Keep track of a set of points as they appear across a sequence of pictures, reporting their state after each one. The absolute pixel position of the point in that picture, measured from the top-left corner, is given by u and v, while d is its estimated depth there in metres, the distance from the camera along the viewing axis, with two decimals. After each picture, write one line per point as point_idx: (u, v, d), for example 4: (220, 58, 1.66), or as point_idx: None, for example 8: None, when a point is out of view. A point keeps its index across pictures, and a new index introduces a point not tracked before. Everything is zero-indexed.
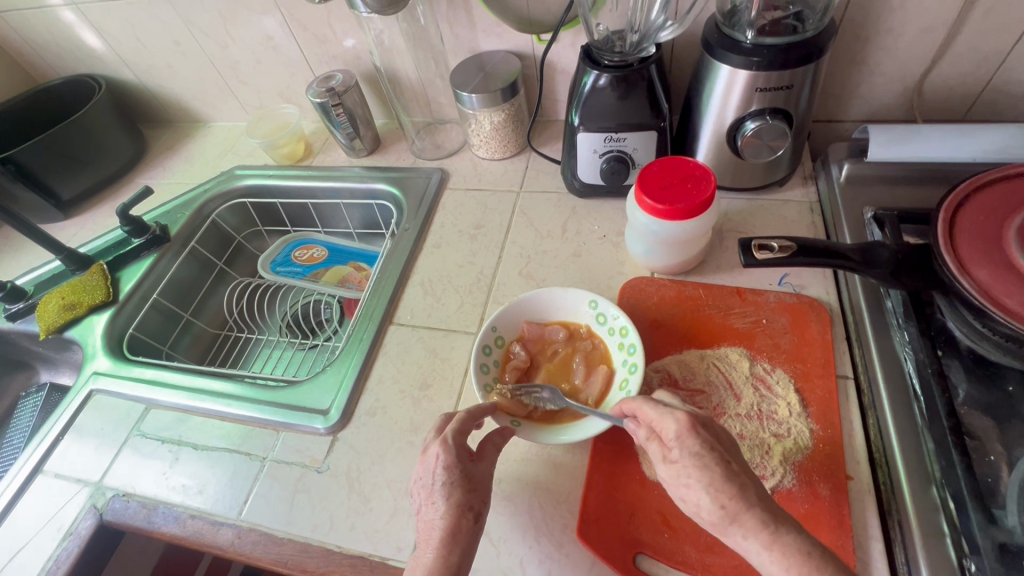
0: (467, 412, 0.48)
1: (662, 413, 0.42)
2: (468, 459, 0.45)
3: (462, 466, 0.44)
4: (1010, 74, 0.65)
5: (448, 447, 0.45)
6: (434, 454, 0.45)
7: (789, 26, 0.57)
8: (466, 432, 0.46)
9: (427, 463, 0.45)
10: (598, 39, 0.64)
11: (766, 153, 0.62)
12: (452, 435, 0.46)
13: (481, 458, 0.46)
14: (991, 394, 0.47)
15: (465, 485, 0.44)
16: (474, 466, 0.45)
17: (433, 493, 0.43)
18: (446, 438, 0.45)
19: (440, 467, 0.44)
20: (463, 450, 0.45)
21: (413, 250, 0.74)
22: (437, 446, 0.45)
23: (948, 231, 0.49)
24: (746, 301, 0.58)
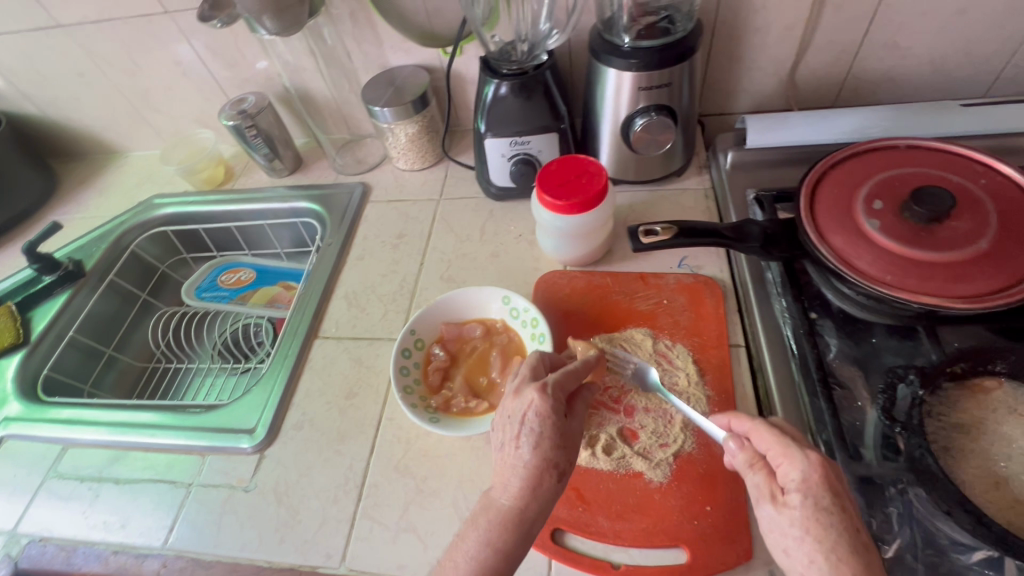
0: (574, 368, 0.45)
1: (789, 448, 0.38)
2: (563, 414, 0.43)
3: (554, 423, 0.41)
4: (864, 63, 0.72)
5: (546, 395, 0.42)
6: (529, 400, 0.42)
7: (662, 28, 0.63)
8: (565, 387, 0.44)
9: (520, 403, 0.42)
10: (494, 50, 0.67)
11: (657, 147, 0.67)
12: (552, 385, 0.43)
13: (572, 416, 0.44)
14: (858, 347, 0.52)
15: (554, 441, 0.41)
16: (566, 424, 0.43)
17: (520, 438, 0.41)
18: (545, 385, 0.43)
19: (532, 414, 0.41)
20: (560, 404, 0.43)
21: (337, 263, 0.75)
22: (534, 392, 0.42)
23: (810, 206, 0.54)
24: (649, 285, 0.63)
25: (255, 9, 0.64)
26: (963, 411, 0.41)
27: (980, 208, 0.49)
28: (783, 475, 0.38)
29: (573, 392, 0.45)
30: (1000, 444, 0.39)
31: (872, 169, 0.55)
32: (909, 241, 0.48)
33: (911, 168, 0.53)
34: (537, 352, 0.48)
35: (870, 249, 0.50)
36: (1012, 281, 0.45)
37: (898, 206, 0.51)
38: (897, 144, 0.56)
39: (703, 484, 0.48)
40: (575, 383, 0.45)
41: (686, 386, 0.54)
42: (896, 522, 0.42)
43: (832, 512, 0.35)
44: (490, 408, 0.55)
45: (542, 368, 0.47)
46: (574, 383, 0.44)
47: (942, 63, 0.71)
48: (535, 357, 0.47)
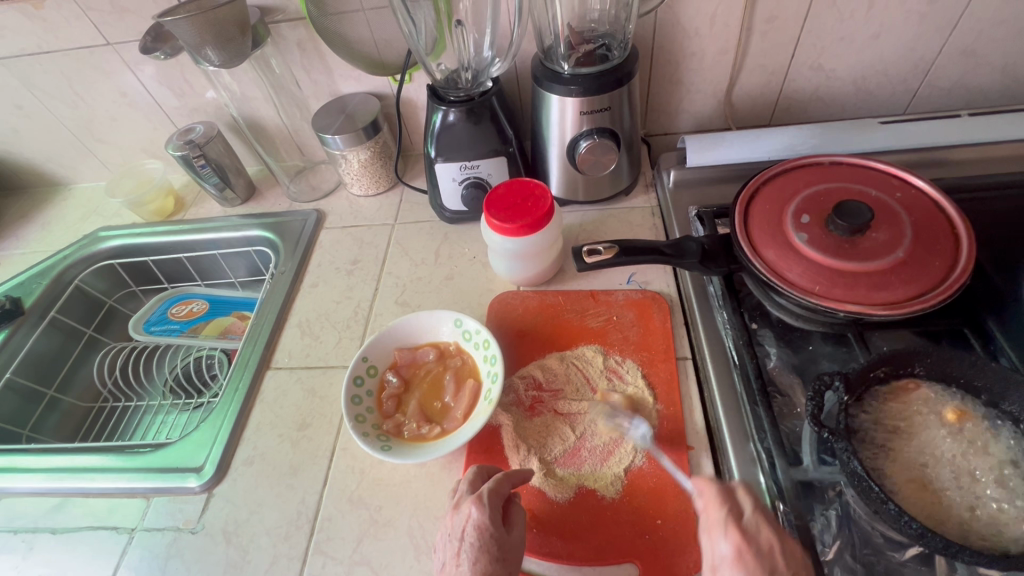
0: (507, 474, 0.47)
1: (719, 522, 0.41)
2: (502, 525, 0.44)
3: (492, 535, 0.43)
4: (794, 84, 0.77)
5: (481, 506, 0.44)
6: (468, 513, 0.44)
7: (600, 55, 0.66)
8: (501, 493, 0.45)
9: (459, 519, 0.45)
10: (439, 78, 0.69)
11: (603, 168, 0.69)
12: (487, 494, 0.45)
13: (513, 524, 0.45)
14: (796, 355, 0.54)
15: (493, 554, 0.42)
16: (506, 534, 0.44)
17: (460, 554, 0.43)
18: (480, 496, 0.45)
19: (469, 529, 0.44)
20: (499, 515, 0.44)
21: (290, 292, 0.74)
22: (472, 504, 0.45)
23: (743, 222, 0.57)
24: (599, 302, 0.64)
25: (197, 41, 0.64)
26: (888, 413, 0.44)
27: (895, 219, 0.52)
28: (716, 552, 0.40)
29: (511, 502, 0.47)
30: (922, 443, 0.42)
31: (799, 186, 0.58)
32: (834, 253, 0.51)
33: (833, 183, 0.57)
34: (476, 465, 0.49)
35: (800, 261, 0.52)
36: (927, 287, 0.49)
37: (823, 219, 0.54)
38: (821, 161, 0.60)
39: (654, 497, 0.49)
40: (510, 489, 0.46)
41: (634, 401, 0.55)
42: (836, 524, 0.44)
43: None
44: (444, 432, 0.54)
45: (482, 479, 0.48)
46: (509, 488, 0.46)
47: (864, 83, 0.76)
48: (474, 470, 0.49)
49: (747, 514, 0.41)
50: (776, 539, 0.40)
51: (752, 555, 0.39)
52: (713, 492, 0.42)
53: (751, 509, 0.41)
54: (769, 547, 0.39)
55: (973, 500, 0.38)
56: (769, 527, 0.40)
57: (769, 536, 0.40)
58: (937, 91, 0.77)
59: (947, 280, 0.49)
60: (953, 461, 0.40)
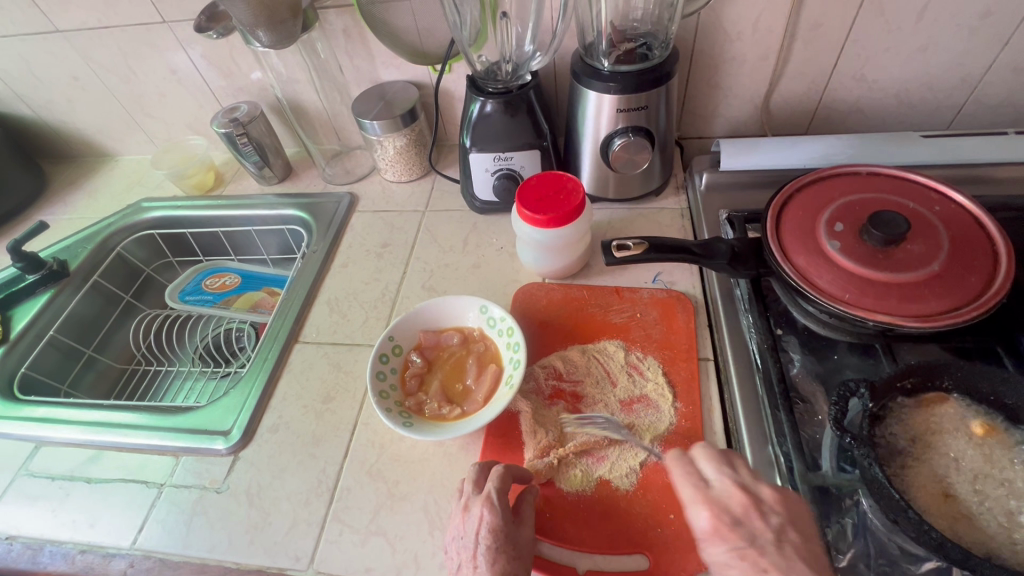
0: (508, 470, 0.48)
1: (691, 499, 0.43)
2: (512, 523, 0.45)
3: (506, 534, 0.44)
4: (834, 93, 0.76)
5: (492, 507, 0.45)
6: (479, 515, 0.45)
7: (640, 54, 0.66)
8: (507, 491, 0.47)
9: (471, 522, 0.45)
10: (480, 70, 0.70)
11: (635, 166, 0.70)
12: (495, 493, 0.46)
13: (523, 520, 0.46)
14: (821, 363, 0.54)
15: (510, 552, 0.44)
16: (517, 531, 0.45)
17: (476, 557, 0.43)
18: (489, 496, 0.46)
19: (483, 530, 0.44)
20: (507, 512, 0.45)
21: (320, 270, 0.77)
22: (482, 506, 0.45)
23: (775, 227, 0.57)
24: (623, 299, 0.65)
25: (250, 22, 0.67)
26: (913, 425, 0.43)
27: (932, 231, 0.52)
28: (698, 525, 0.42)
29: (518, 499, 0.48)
30: (948, 457, 0.41)
31: (834, 194, 0.58)
32: (866, 262, 0.51)
33: (870, 194, 0.56)
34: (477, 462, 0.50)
35: (830, 268, 0.52)
36: (960, 302, 0.48)
37: (857, 228, 0.53)
38: (859, 171, 0.60)
39: (669, 492, 0.49)
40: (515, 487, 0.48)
41: (651, 397, 0.56)
42: (851, 532, 0.44)
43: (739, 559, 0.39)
44: (464, 414, 0.55)
45: (484, 476, 0.49)
46: (512, 484, 0.47)
47: (907, 95, 0.75)
48: (477, 468, 0.49)
49: (715, 482, 0.43)
50: (749, 501, 0.41)
51: (727, 525, 0.41)
52: (676, 463, 0.46)
53: (717, 475, 0.44)
54: (741, 512, 0.41)
55: (997, 516, 0.38)
56: (747, 491, 0.42)
57: (740, 500, 0.42)
58: (984, 108, 0.75)
59: (982, 296, 0.48)
60: (980, 478, 0.40)
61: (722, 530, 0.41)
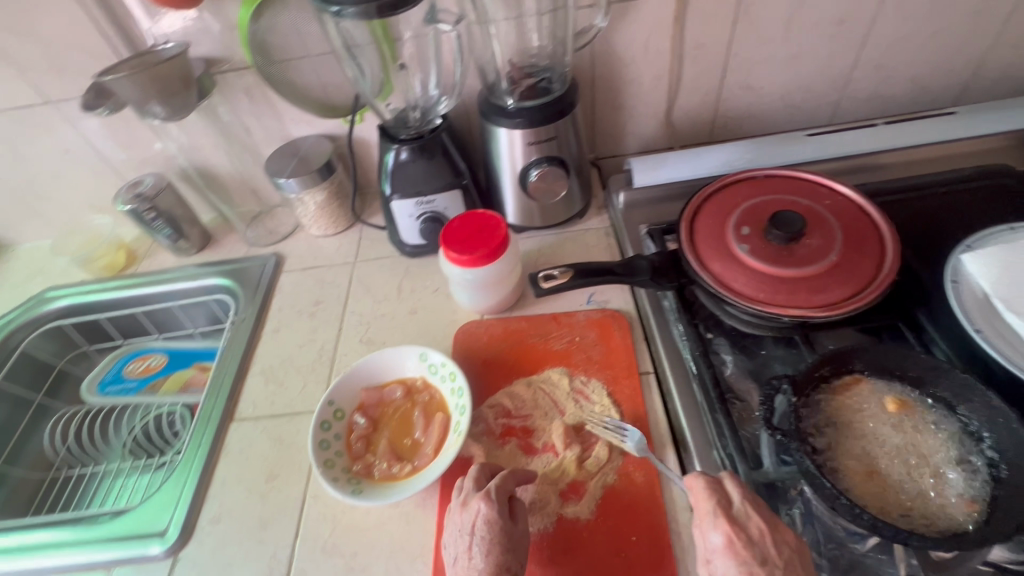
0: (512, 471, 0.49)
1: (708, 514, 0.42)
2: (509, 518, 0.46)
3: (501, 527, 0.45)
4: (727, 103, 0.82)
5: (489, 501, 0.46)
6: (476, 509, 0.46)
7: (542, 88, 0.68)
8: (507, 490, 0.48)
9: (467, 515, 0.46)
10: (389, 118, 0.70)
11: (553, 194, 0.72)
12: (494, 490, 0.47)
13: (519, 518, 0.47)
14: (751, 360, 0.57)
15: (504, 545, 0.44)
16: (514, 527, 0.46)
17: (472, 548, 0.45)
18: (489, 492, 0.47)
19: (480, 523, 0.45)
20: (506, 509, 0.46)
21: (251, 338, 0.73)
22: (480, 500, 0.46)
23: (689, 238, 0.60)
24: (561, 325, 0.66)
25: (140, 95, 0.65)
26: (837, 412, 0.45)
27: (826, 224, 0.56)
28: (708, 544, 0.41)
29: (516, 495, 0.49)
30: (871, 437, 0.44)
31: (737, 200, 0.61)
32: (774, 262, 0.54)
33: (769, 196, 0.60)
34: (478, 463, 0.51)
35: (743, 272, 0.55)
36: (860, 287, 0.52)
37: (761, 230, 0.57)
38: (756, 175, 0.64)
39: (628, 513, 0.50)
40: (515, 485, 0.49)
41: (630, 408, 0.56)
42: (799, 522, 0.46)
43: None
44: (415, 470, 0.54)
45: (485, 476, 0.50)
46: (514, 484, 0.48)
47: (790, 98, 0.82)
48: (477, 468, 0.50)
49: (736, 503, 0.42)
50: (767, 526, 0.41)
51: (741, 543, 0.40)
52: (703, 480, 0.44)
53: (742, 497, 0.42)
54: (759, 534, 0.40)
55: (919, 489, 0.40)
56: (759, 515, 0.41)
57: (760, 524, 0.41)
58: (856, 103, 0.83)
59: (876, 279, 0.52)
60: (900, 454, 0.42)
61: (732, 553, 0.40)
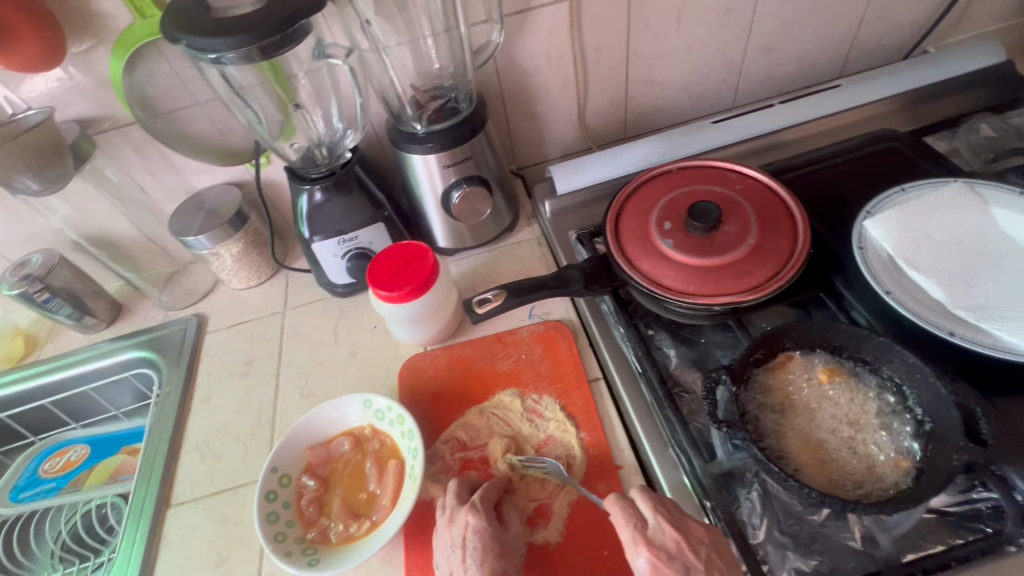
0: (491, 479, 0.51)
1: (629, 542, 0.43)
2: (498, 525, 0.48)
3: (492, 534, 0.46)
4: (635, 100, 0.84)
5: (476, 511, 0.47)
6: (465, 522, 0.47)
7: (449, 108, 0.66)
8: (490, 498, 0.49)
9: (456, 530, 0.47)
10: (295, 159, 0.67)
11: (479, 214, 0.70)
12: (480, 500, 0.48)
13: (507, 522, 0.49)
14: (692, 350, 0.58)
15: (496, 551, 0.46)
16: (504, 532, 0.47)
17: (466, 560, 0.45)
18: (473, 503, 0.48)
19: (470, 534, 0.46)
20: (491, 515, 0.48)
21: (180, 411, 0.68)
22: (467, 512, 0.47)
23: (617, 239, 0.60)
24: (506, 344, 0.64)
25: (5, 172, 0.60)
26: (775, 391, 0.47)
27: (740, 209, 0.58)
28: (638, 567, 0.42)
29: (499, 502, 0.50)
30: (810, 411, 0.45)
31: (656, 196, 0.62)
32: (698, 253, 0.56)
33: (685, 188, 0.62)
34: (455, 479, 0.51)
35: (671, 267, 0.56)
36: (779, 266, 0.54)
37: (682, 223, 0.58)
38: (671, 168, 0.65)
39: (596, 529, 0.49)
40: (497, 492, 0.50)
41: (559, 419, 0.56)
42: (759, 504, 0.47)
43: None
44: (374, 525, 0.51)
45: (465, 489, 0.51)
46: (495, 492, 0.50)
47: (693, 88, 0.85)
48: (456, 482, 0.51)
49: (650, 521, 0.43)
50: (680, 535, 0.42)
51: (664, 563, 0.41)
52: (618, 507, 0.45)
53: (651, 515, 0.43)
54: (675, 547, 0.42)
55: (857, 455, 0.42)
56: (674, 526, 0.43)
57: (672, 536, 0.42)
58: (753, 85, 0.87)
59: (793, 255, 0.54)
60: (836, 422, 0.44)
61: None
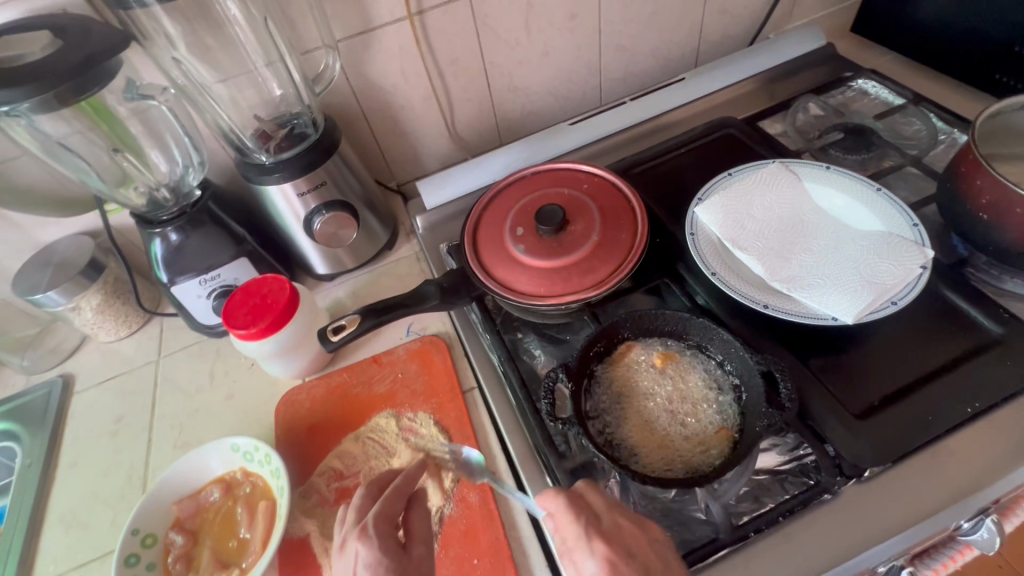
0: (395, 489, 0.46)
1: (580, 538, 0.40)
2: (400, 549, 0.43)
3: (388, 563, 0.41)
4: (502, 107, 0.85)
5: (366, 540, 0.42)
6: (355, 552, 0.42)
7: (298, 136, 0.66)
8: (391, 515, 0.44)
9: (347, 562, 0.42)
10: (140, 205, 0.63)
11: (346, 237, 0.70)
12: (374, 523, 0.43)
13: (412, 542, 0.44)
14: (558, 349, 0.59)
15: None
16: (407, 556, 0.43)
17: None
18: (366, 527, 0.43)
19: (361, 568, 0.41)
20: (389, 539, 0.43)
21: (43, 483, 0.63)
22: (357, 542, 0.42)
23: (475, 250, 0.61)
24: (383, 365, 0.64)
25: None
26: (617, 381, 0.49)
27: (585, 209, 0.60)
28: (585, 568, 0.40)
29: (408, 513, 0.46)
30: (647, 396, 0.48)
31: (511, 203, 0.64)
32: (547, 255, 0.57)
33: (536, 193, 0.64)
34: (360, 488, 0.47)
35: (524, 272, 0.57)
36: (622, 259, 0.56)
37: (533, 228, 0.60)
38: (525, 174, 0.67)
39: (467, 541, 0.50)
40: (402, 504, 0.46)
41: (450, 421, 0.58)
42: (618, 490, 0.48)
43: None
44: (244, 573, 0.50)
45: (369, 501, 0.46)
46: (400, 501, 0.46)
47: (558, 91, 0.87)
48: (360, 495, 0.46)
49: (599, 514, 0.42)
50: (636, 526, 0.41)
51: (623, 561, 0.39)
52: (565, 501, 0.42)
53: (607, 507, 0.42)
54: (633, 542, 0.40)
55: (685, 431, 0.46)
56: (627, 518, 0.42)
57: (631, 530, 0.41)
58: (616, 82, 0.91)
59: (633, 247, 0.57)
60: (669, 402, 0.48)
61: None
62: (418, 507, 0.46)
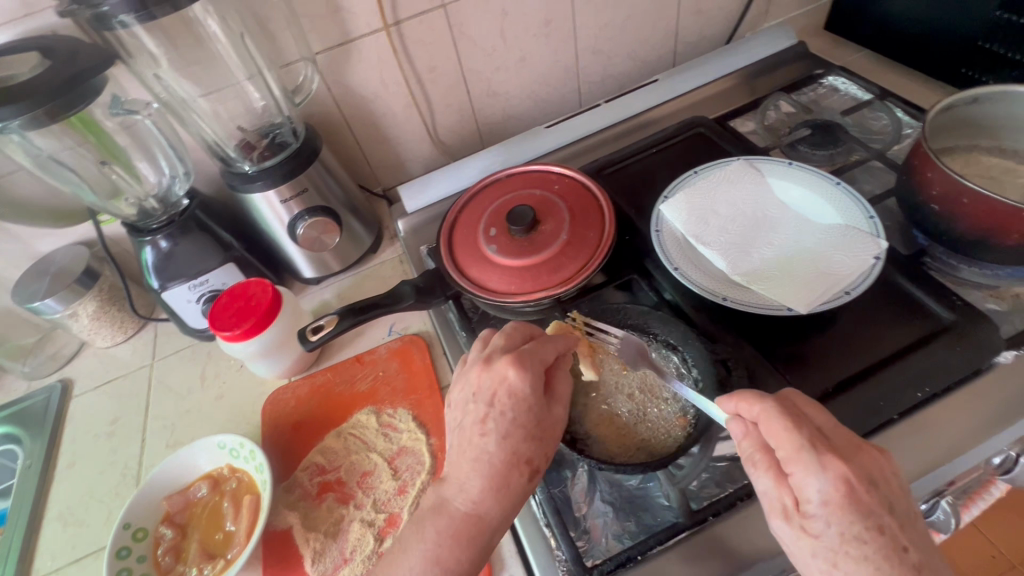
0: (549, 343, 0.48)
1: (803, 452, 0.36)
2: (545, 398, 0.46)
3: (529, 398, 0.44)
4: (483, 112, 0.88)
5: (519, 371, 0.45)
6: (503, 375, 0.45)
7: (280, 145, 0.68)
8: (543, 358, 0.47)
9: (487, 382, 0.45)
10: (132, 214, 0.67)
11: (329, 241, 0.72)
12: (529, 357, 0.46)
13: (554, 395, 0.47)
14: None
15: (529, 419, 0.44)
16: (547, 403, 0.46)
17: (488, 422, 0.44)
18: (523, 358, 0.45)
19: (503, 391, 0.44)
20: (537, 378, 0.45)
21: (42, 484, 0.66)
22: (509, 366, 0.45)
23: (450, 251, 0.63)
24: (365, 364, 0.67)
25: None
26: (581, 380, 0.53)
27: (555, 209, 0.62)
28: (802, 487, 0.36)
29: (553, 363, 0.48)
30: (609, 393, 0.52)
31: (485, 205, 0.66)
32: (518, 255, 0.60)
33: (509, 195, 0.66)
34: (513, 325, 0.50)
35: (495, 271, 0.60)
36: (588, 257, 0.58)
37: (505, 228, 0.62)
38: (499, 176, 0.69)
39: None
40: (552, 355, 0.48)
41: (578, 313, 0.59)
42: (584, 480, 0.50)
43: (867, 539, 0.34)
44: (228, 563, 0.52)
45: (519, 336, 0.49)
46: (552, 352, 0.48)
47: (537, 95, 0.90)
48: (512, 329, 0.49)
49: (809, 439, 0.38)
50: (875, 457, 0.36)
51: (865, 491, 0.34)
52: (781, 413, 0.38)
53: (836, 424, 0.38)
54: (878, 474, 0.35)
55: (643, 425, 0.49)
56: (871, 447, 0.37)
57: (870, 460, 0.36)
58: (593, 86, 0.93)
59: (600, 245, 0.59)
60: (629, 398, 0.51)
61: (851, 503, 0.34)
62: (562, 366, 0.48)
